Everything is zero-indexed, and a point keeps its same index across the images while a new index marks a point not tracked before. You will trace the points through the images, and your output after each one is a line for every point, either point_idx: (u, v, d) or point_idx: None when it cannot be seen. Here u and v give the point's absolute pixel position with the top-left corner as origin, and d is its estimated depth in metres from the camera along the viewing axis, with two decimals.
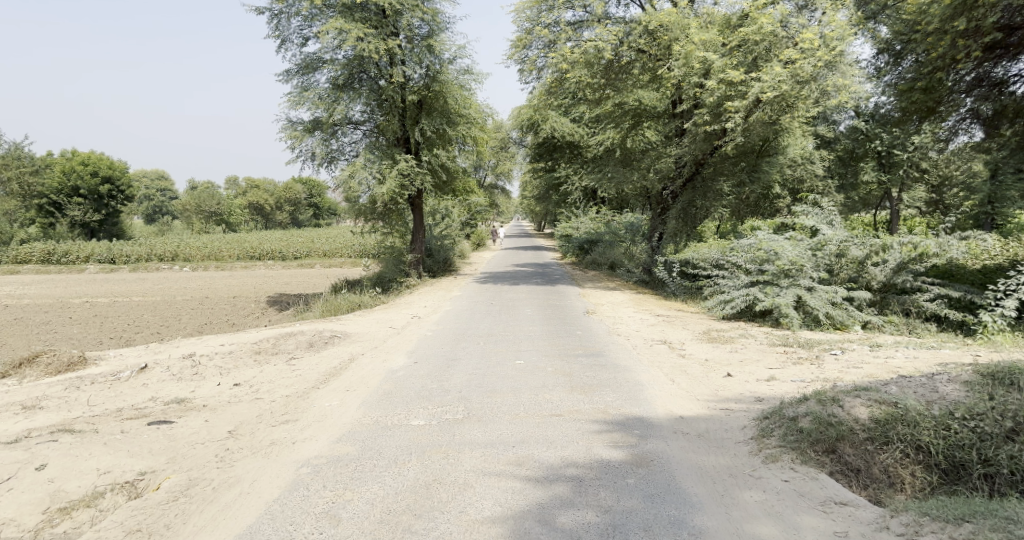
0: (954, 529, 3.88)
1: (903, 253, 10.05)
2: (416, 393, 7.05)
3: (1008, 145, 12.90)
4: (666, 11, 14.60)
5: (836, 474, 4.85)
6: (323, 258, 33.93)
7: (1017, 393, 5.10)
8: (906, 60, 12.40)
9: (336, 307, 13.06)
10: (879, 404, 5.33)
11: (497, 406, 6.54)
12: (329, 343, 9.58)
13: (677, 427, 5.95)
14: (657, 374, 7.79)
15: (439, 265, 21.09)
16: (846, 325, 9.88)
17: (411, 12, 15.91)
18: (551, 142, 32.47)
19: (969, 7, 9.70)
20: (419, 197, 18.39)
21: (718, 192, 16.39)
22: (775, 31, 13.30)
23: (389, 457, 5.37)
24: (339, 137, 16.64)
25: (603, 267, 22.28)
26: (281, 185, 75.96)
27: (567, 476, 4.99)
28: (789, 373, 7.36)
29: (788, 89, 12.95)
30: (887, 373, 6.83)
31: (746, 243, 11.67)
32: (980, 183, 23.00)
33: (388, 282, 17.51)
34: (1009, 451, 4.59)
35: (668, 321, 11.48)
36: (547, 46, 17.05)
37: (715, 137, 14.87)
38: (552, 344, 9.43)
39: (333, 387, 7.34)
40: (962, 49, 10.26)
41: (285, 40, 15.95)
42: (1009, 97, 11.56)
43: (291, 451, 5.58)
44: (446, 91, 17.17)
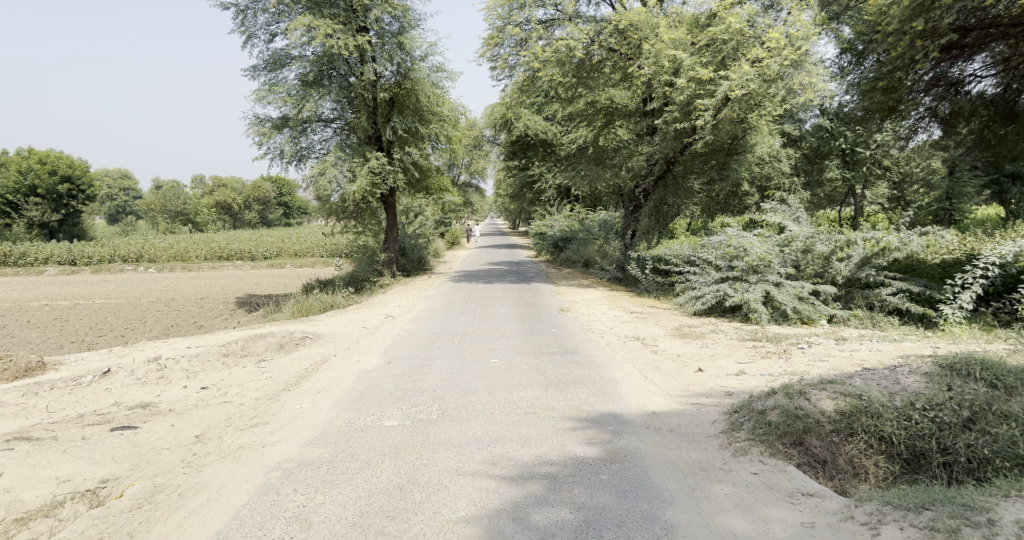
0: (915, 517, 3.99)
1: (866, 249, 10.27)
2: (390, 393, 6.99)
3: (964, 143, 13.45)
4: (636, 10, 14.69)
5: (804, 466, 4.94)
6: (293, 258, 33.45)
7: (973, 383, 5.29)
8: (868, 59, 12.70)
9: (307, 307, 12.89)
10: (843, 397, 5.45)
11: (472, 405, 6.53)
12: (301, 344, 9.44)
13: (650, 423, 6.01)
14: (630, 370, 7.86)
15: (413, 264, 20.94)
16: (812, 319, 10.14)
17: (380, 7, 15.73)
18: (524, 141, 32.45)
19: (926, 9, 10.01)
20: (391, 196, 18.31)
21: (689, 190, 16.66)
22: (742, 31, 13.49)
23: (362, 459, 5.32)
24: (308, 134, 16.41)
25: (577, 264, 22.43)
26: (250, 184, 74.66)
27: (540, 474, 5.00)
28: (758, 368, 7.50)
29: (756, 87, 13.15)
30: (852, 366, 7.00)
31: (716, 239, 11.85)
32: (939, 180, 23.77)
33: (361, 281, 17.35)
34: (966, 440, 4.76)
35: (641, 318, 11.60)
36: (518, 44, 17.05)
37: (685, 136, 15.11)
38: (527, 342, 9.44)
39: (303, 390, 7.24)
40: (919, 50, 10.47)
41: (251, 36, 15.65)
42: (965, 96, 12.07)
43: (260, 455, 5.49)
44: (417, 89, 17.05)
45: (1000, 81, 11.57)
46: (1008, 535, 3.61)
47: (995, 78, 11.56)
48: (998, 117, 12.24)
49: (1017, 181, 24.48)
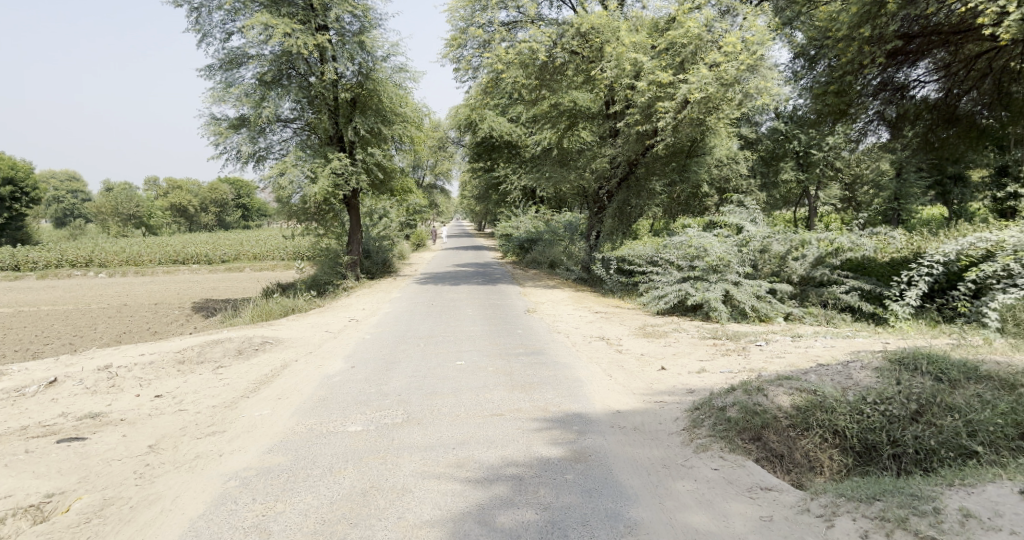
0: (867, 508, 4.11)
1: (820, 248, 10.59)
2: (353, 398, 6.89)
3: (910, 145, 14.00)
4: (597, 14, 14.82)
5: (762, 461, 5.08)
6: (252, 261, 32.74)
7: (921, 377, 5.49)
8: (821, 64, 13.03)
9: (268, 311, 12.61)
10: (799, 392, 5.60)
11: (438, 408, 6.49)
12: (261, 349, 9.23)
13: (614, 422, 6.08)
14: (595, 370, 7.93)
15: (378, 266, 20.72)
16: (769, 317, 10.43)
17: (340, 7, 15.53)
18: (489, 142, 32.40)
19: (873, 16, 10.37)
20: (355, 197, 17.91)
21: (651, 192, 16.83)
22: (700, 35, 13.76)
23: (324, 466, 5.22)
24: (267, 135, 16.04)
25: (543, 265, 22.59)
26: (206, 186, 72.82)
27: (506, 475, 5.00)
28: (718, 365, 7.66)
29: (714, 91, 13.39)
30: (807, 362, 7.21)
31: (677, 240, 12.05)
32: (887, 181, 24.73)
33: (323, 285, 16.98)
34: (914, 432, 4.92)
35: (605, 318, 11.71)
36: (482, 45, 17.02)
37: (647, 138, 15.30)
38: (493, 344, 9.43)
39: (263, 396, 7.07)
40: (867, 55, 10.85)
41: (206, 34, 15.25)
42: (910, 100, 12.54)
43: (217, 464, 5.35)
44: (379, 89, 16.85)
45: (942, 86, 12.07)
46: (952, 523, 3.75)
47: (938, 83, 12.06)
48: (940, 120, 12.79)
49: (960, 181, 25.56)
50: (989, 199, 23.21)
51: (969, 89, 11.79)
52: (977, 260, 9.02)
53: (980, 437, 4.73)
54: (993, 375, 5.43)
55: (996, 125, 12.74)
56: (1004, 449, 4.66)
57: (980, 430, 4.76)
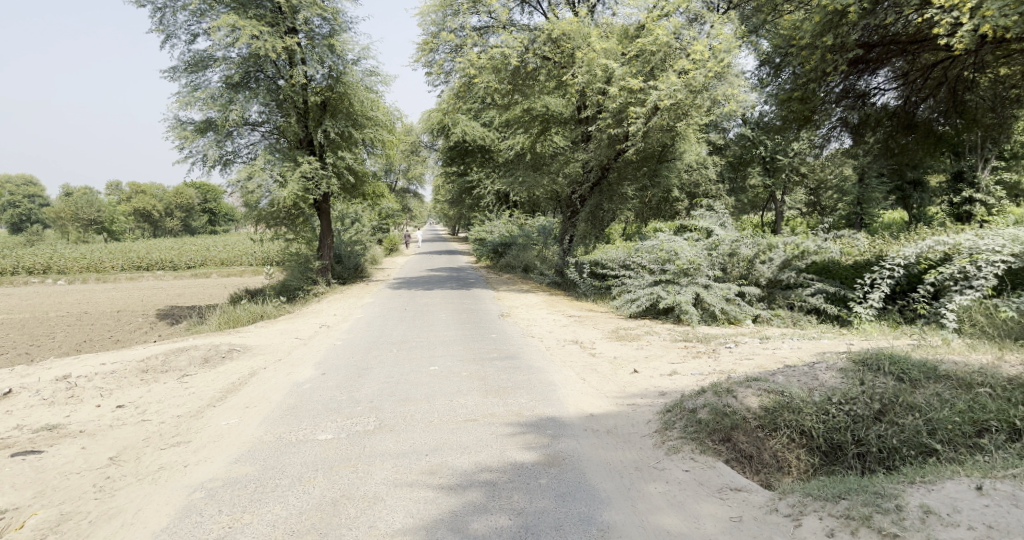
0: (833, 506, 4.19)
1: (787, 252, 10.83)
2: (323, 406, 6.78)
3: (871, 151, 14.39)
4: (567, 20, 14.88)
5: (732, 461, 5.15)
6: (219, 267, 32.12)
7: (883, 378, 5.63)
8: (785, 71, 13.25)
9: (236, 317, 12.36)
10: (767, 393, 5.69)
11: (411, 414, 6.42)
12: (228, 357, 9.04)
13: (588, 425, 6.09)
14: (569, 374, 7.96)
15: (350, 272, 20.48)
16: (738, 319, 10.59)
17: (309, 10, 15.34)
18: (462, 147, 32.39)
19: (835, 25, 10.66)
20: (326, 201, 17.82)
21: (623, 196, 17.02)
22: (669, 42, 13.97)
23: (293, 475, 5.13)
24: (234, 138, 15.78)
25: (517, 269, 22.66)
26: (172, 191, 71.34)
27: (480, 482, 4.97)
28: (689, 367, 7.75)
29: (683, 97, 13.61)
30: (775, 363, 7.33)
31: (649, 244, 12.18)
32: (851, 186, 25.45)
33: (293, 290, 16.71)
34: (877, 431, 5.03)
35: (579, 322, 11.76)
36: (454, 50, 17.00)
37: (618, 143, 15.46)
38: (466, 349, 9.39)
39: (230, 405, 6.92)
40: (830, 63, 11.08)
41: (170, 35, 14.93)
42: (871, 107, 12.88)
43: (182, 475, 5.22)
44: (350, 93, 16.68)
45: (901, 94, 12.44)
46: (913, 520, 3.84)
47: (897, 91, 12.42)
48: (899, 127, 13.18)
49: (918, 187, 26.39)
50: (947, 204, 24.02)
51: (926, 97, 12.19)
52: (936, 262, 9.27)
53: (939, 435, 4.86)
54: (951, 374, 5.59)
55: (951, 131, 13.18)
56: (962, 446, 4.80)
57: (939, 429, 4.90)
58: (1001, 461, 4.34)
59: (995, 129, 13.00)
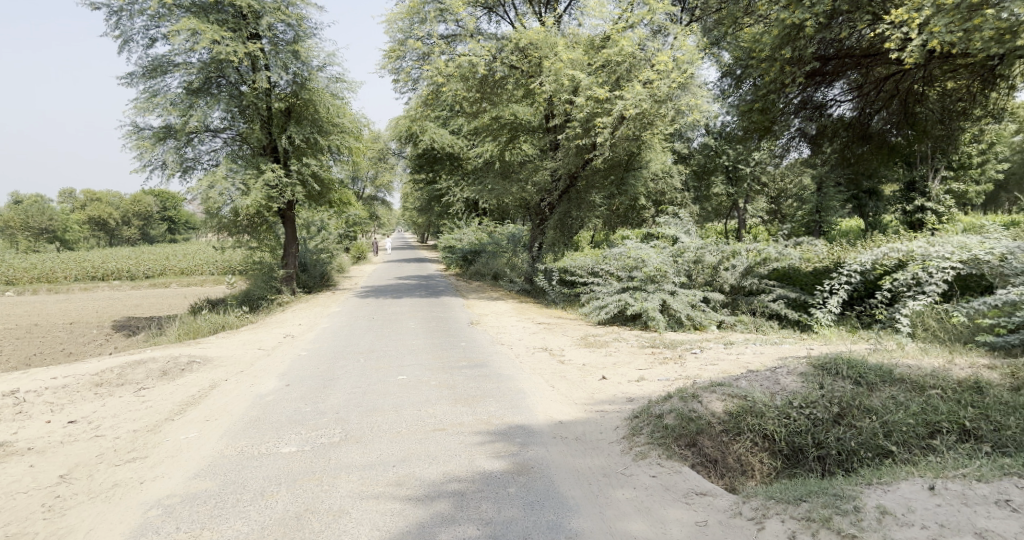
0: (794, 509, 4.27)
1: (749, 259, 11.07)
2: (287, 418, 6.64)
3: (828, 161, 14.84)
4: (534, 30, 14.99)
5: (697, 466, 5.23)
6: (179, 276, 31.33)
7: (842, 382, 5.77)
8: (745, 83, 13.58)
9: (196, 328, 12.04)
10: (731, 398, 5.78)
11: (378, 425, 6.34)
12: (187, 370, 8.78)
13: (556, 433, 6.10)
14: (538, 381, 7.97)
15: (316, 280, 20.20)
16: (704, 325, 10.77)
17: (272, 15, 15.14)
18: (431, 154, 32.37)
19: (793, 38, 10.98)
20: (290, 209, 17.50)
21: (591, 204, 17.20)
22: (634, 54, 14.23)
23: (255, 490, 5.01)
24: (195, 145, 15.45)
25: (486, 277, 22.66)
26: (129, 198, 69.66)
27: (448, 492, 4.92)
28: (656, 373, 7.83)
29: (648, 107, 13.83)
30: (738, 369, 7.46)
31: (616, 251, 12.30)
32: (810, 195, 26.31)
33: (257, 300, 16.38)
34: (836, 434, 5.16)
35: (548, 329, 11.80)
36: (421, 58, 16.95)
37: (586, 152, 15.64)
38: (435, 357, 9.31)
39: (189, 418, 6.73)
40: (788, 75, 11.47)
41: (127, 40, 14.56)
42: (828, 118, 13.28)
43: (137, 492, 5.05)
44: (315, 100, 16.45)
45: (856, 106, 12.86)
46: (871, 520, 3.93)
47: (852, 102, 12.84)
48: (855, 138, 13.60)
49: (874, 196, 27.26)
50: (900, 213, 24.88)
51: (879, 109, 12.62)
52: (890, 269, 9.56)
53: (895, 437, 5.00)
54: (905, 377, 5.75)
55: (903, 142, 13.67)
56: (916, 447, 4.94)
57: (895, 431, 5.04)
58: (953, 461, 4.49)
59: (944, 140, 13.54)
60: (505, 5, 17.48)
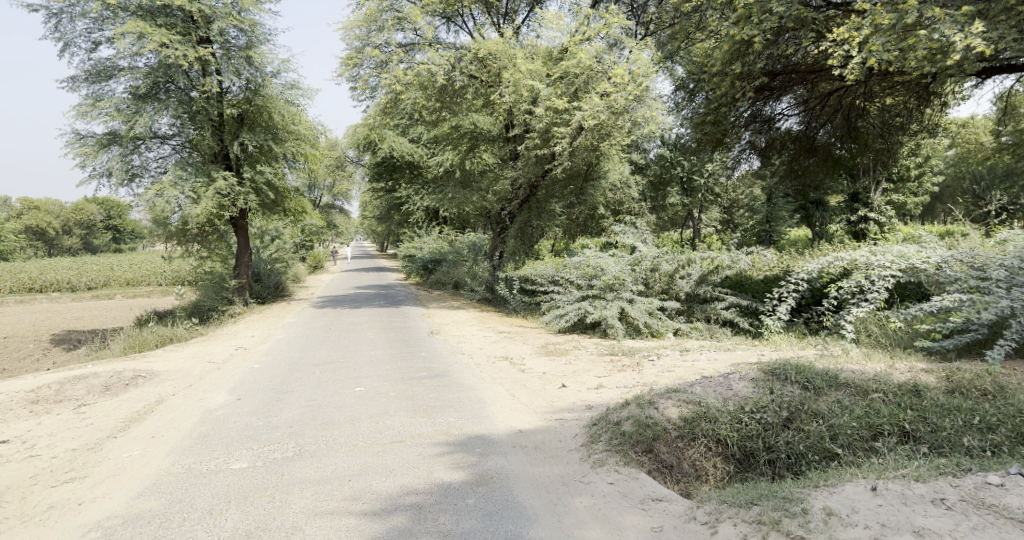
0: (746, 512, 4.35)
1: (703, 268, 11.34)
2: (238, 433, 6.44)
3: (777, 173, 15.32)
4: (493, 40, 15.06)
5: (653, 472, 5.31)
6: (124, 287, 30.15)
7: (791, 386, 5.94)
8: (698, 96, 13.97)
9: (142, 341, 11.56)
10: (686, 404, 5.88)
11: (334, 438, 6.21)
12: (132, 385, 8.43)
13: (515, 442, 6.09)
14: (499, 390, 7.95)
15: (270, 290, 19.70)
16: (661, 333, 10.95)
17: (224, 21, 14.89)
18: (390, 162, 32.18)
19: (741, 55, 11.37)
20: (242, 217, 17.07)
21: (552, 213, 17.41)
22: (592, 66, 14.47)
23: (203, 508, 4.84)
24: (142, 152, 14.94)
25: (447, 286, 22.55)
26: (71, 207, 67.22)
27: (405, 505, 4.85)
28: (615, 380, 7.92)
29: (606, 118, 14.05)
30: (694, 375, 7.60)
31: (576, 260, 12.40)
32: (761, 206, 27.44)
33: (207, 312, 15.85)
34: (786, 437, 5.30)
35: (509, 337, 11.80)
36: (379, 66, 16.81)
37: (546, 161, 15.76)
38: (393, 368, 9.17)
39: (133, 436, 6.46)
40: (739, 89, 11.85)
41: (68, 43, 14.00)
42: (776, 131, 13.74)
43: (74, 514, 4.81)
44: (270, 106, 16.20)
45: (802, 120, 13.37)
46: (817, 522, 4.05)
47: (799, 116, 13.33)
48: (801, 151, 14.08)
49: (820, 206, 28.27)
50: (845, 223, 25.87)
51: (824, 123, 13.13)
52: (836, 276, 9.91)
53: (841, 440, 5.17)
54: (850, 382, 5.96)
55: (847, 155, 14.21)
56: (859, 449, 5.13)
57: (840, 434, 5.21)
58: (894, 462, 4.68)
59: (884, 153, 14.16)
60: (463, 15, 17.54)
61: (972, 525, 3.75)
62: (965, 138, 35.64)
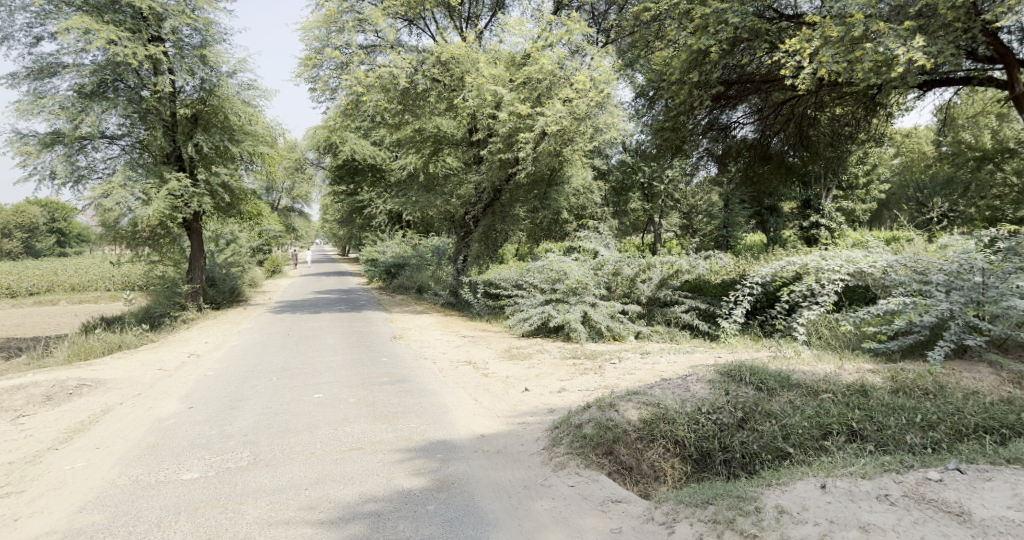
0: (701, 512, 4.43)
1: (663, 272, 11.54)
2: (189, 442, 6.24)
3: (734, 180, 15.68)
4: (455, 44, 14.99)
5: (613, 474, 5.36)
6: (69, 293, 28.90)
7: (746, 388, 6.07)
8: (658, 104, 14.23)
9: (87, 349, 11.09)
10: (646, 406, 5.95)
11: (290, 447, 6.06)
12: (76, 394, 8.08)
13: (477, 447, 6.06)
14: (461, 395, 7.90)
15: (225, 296, 19.15)
16: (622, 336, 11.07)
17: (177, 19, 14.47)
18: (351, 165, 31.81)
19: (699, 63, 11.63)
20: (196, 220, 16.61)
21: (516, 217, 17.40)
22: (554, 72, 14.56)
23: (151, 521, 4.67)
24: (88, 152, 14.38)
25: (410, 290, 22.36)
26: (12, 209, 64.35)
27: (364, 513, 4.77)
28: (577, 383, 7.96)
29: (568, 124, 14.17)
30: (653, 377, 7.71)
31: (539, 264, 12.41)
32: (718, 212, 28.08)
33: (158, 318, 15.32)
34: (741, 438, 5.41)
35: (473, 342, 11.75)
36: (339, 67, 16.58)
37: (509, 166, 15.88)
38: (354, 374, 9.03)
39: (76, 447, 6.19)
40: (697, 98, 12.10)
41: (7, 37, 13.39)
42: (733, 139, 14.11)
43: (11, 531, 4.58)
44: (225, 107, 15.84)
45: (757, 128, 13.75)
46: (769, 520, 4.14)
47: (754, 125, 13.73)
48: (756, 158, 14.44)
49: (774, 212, 29.05)
50: (799, 229, 26.71)
51: (777, 131, 13.52)
52: (789, 280, 10.20)
53: (793, 439, 5.31)
54: (801, 383, 6.13)
55: (799, 162, 14.64)
56: (811, 448, 5.26)
57: (792, 433, 5.35)
58: (842, 460, 4.82)
59: (834, 161, 14.64)
60: (425, 19, 17.47)
61: (913, 520, 3.89)
62: (909, 147, 37.33)
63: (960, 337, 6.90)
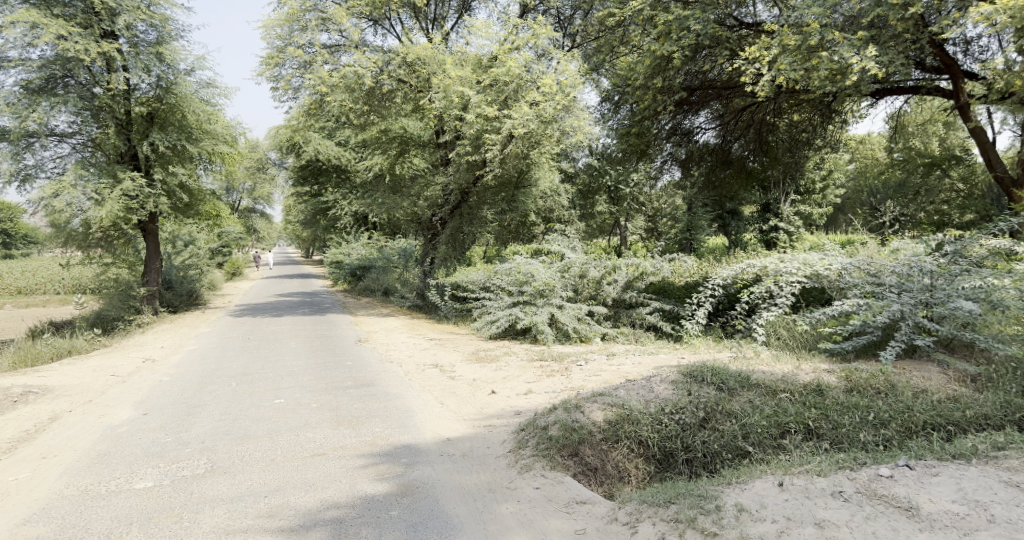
0: (663, 512, 4.47)
1: (628, 274, 11.68)
2: (143, 450, 6.03)
3: (697, 184, 15.91)
4: (421, 45, 14.88)
5: (579, 475, 5.39)
6: (15, 296, 27.75)
7: (707, 388, 6.16)
8: (623, 108, 14.38)
9: (35, 354, 10.64)
10: (610, 407, 5.99)
11: (250, 453, 5.91)
12: (21, 402, 7.73)
13: (443, 450, 6.01)
14: (427, 398, 7.83)
15: (183, 299, 18.62)
16: (588, 338, 11.16)
17: (131, 14, 13.98)
18: (315, 166, 31.31)
19: (662, 69, 11.76)
20: (152, 221, 16.08)
21: (483, 220, 17.33)
22: (521, 75, 14.61)
23: (100, 532, 4.50)
24: (35, 150, 13.80)
25: (376, 293, 22.13)
26: None
27: (325, 519, 4.68)
28: (543, 385, 7.98)
29: (535, 127, 14.20)
30: (618, 378, 7.78)
31: (506, 266, 12.38)
32: (682, 215, 28.54)
33: (111, 322, 14.76)
34: (703, 438, 5.49)
35: (439, 344, 11.68)
36: (302, 66, 16.32)
37: (476, 168, 15.88)
38: (316, 378, 8.87)
39: (20, 457, 5.92)
40: (660, 102, 12.29)
41: None
42: (695, 143, 14.39)
43: None
44: (184, 105, 15.45)
45: (719, 133, 14.04)
46: (730, 518, 4.20)
47: (715, 130, 14.02)
48: (718, 163, 14.68)
49: (736, 216, 29.62)
50: (759, 232, 27.33)
51: (738, 137, 13.81)
52: (749, 282, 10.43)
53: (752, 438, 5.42)
54: (760, 382, 6.26)
55: (759, 167, 14.96)
56: (769, 447, 5.38)
57: (751, 433, 5.45)
58: (799, 458, 4.94)
59: (793, 167, 15.03)
60: (390, 19, 17.32)
61: (866, 515, 4.00)
62: (863, 154, 38.58)
63: (911, 338, 7.15)
